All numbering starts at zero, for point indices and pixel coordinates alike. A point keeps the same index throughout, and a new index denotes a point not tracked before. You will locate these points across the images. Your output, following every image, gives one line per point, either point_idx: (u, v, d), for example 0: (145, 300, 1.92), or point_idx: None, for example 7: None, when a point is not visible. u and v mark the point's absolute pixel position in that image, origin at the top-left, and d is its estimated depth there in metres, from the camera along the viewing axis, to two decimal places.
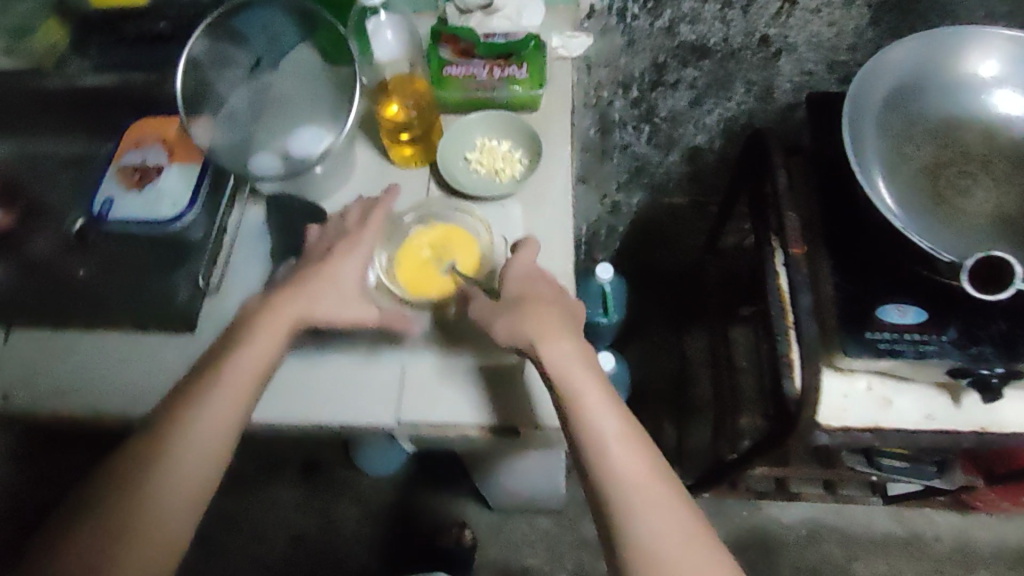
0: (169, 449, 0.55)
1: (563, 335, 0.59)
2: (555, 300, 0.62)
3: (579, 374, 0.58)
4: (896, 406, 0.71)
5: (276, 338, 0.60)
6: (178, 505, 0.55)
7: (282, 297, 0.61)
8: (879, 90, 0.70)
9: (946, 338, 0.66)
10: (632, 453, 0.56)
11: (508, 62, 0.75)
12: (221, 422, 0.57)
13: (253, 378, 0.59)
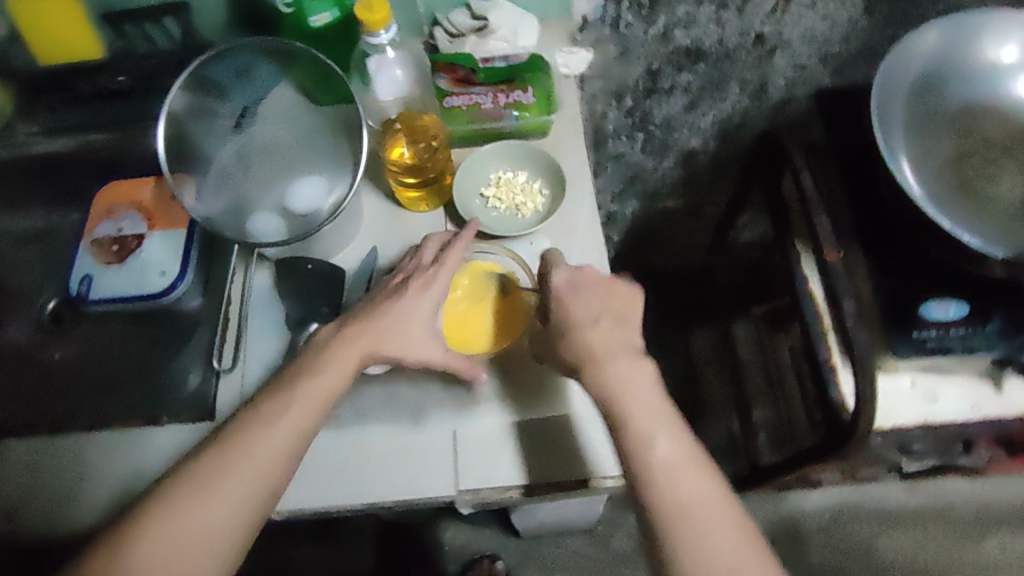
0: (193, 498, 0.48)
1: (607, 356, 0.53)
2: (604, 313, 0.55)
3: (634, 390, 0.51)
4: (942, 399, 0.70)
5: (336, 378, 0.54)
6: (192, 550, 0.47)
7: (338, 340, 0.56)
8: (904, 78, 0.69)
9: (991, 330, 0.64)
10: (687, 481, 0.47)
11: (511, 86, 0.70)
12: (259, 471, 0.49)
13: (306, 423, 0.52)
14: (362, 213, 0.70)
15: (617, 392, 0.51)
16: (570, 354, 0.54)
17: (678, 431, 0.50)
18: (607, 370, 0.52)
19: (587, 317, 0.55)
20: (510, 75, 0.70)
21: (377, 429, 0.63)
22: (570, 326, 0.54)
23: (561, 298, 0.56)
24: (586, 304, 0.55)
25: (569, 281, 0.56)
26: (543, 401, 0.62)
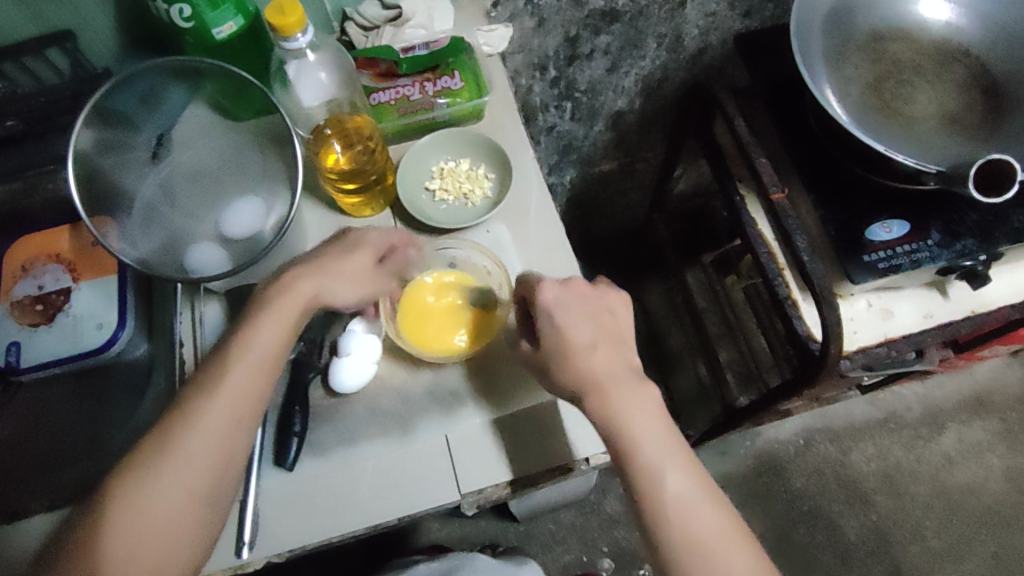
0: (157, 467, 0.50)
1: (610, 386, 0.54)
2: (599, 338, 0.55)
3: (640, 427, 0.54)
4: (897, 314, 0.73)
5: (280, 324, 0.55)
6: (169, 512, 0.50)
7: (273, 300, 0.55)
8: (814, 12, 0.71)
9: (932, 242, 0.68)
10: (700, 516, 0.52)
11: (437, 73, 0.69)
12: (220, 426, 0.52)
13: (258, 374, 0.54)
14: (305, 228, 0.68)
15: (626, 429, 0.53)
16: (575, 383, 0.55)
17: (686, 465, 0.53)
18: (615, 408, 0.54)
19: (585, 339, 0.55)
20: (433, 63, 0.69)
21: (365, 448, 0.61)
22: (568, 348, 0.55)
23: (557, 317, 0.55)
24: (584, 330, 0.55)
25: (562, 298, 0.56)
26: (522, 393, 0.62)
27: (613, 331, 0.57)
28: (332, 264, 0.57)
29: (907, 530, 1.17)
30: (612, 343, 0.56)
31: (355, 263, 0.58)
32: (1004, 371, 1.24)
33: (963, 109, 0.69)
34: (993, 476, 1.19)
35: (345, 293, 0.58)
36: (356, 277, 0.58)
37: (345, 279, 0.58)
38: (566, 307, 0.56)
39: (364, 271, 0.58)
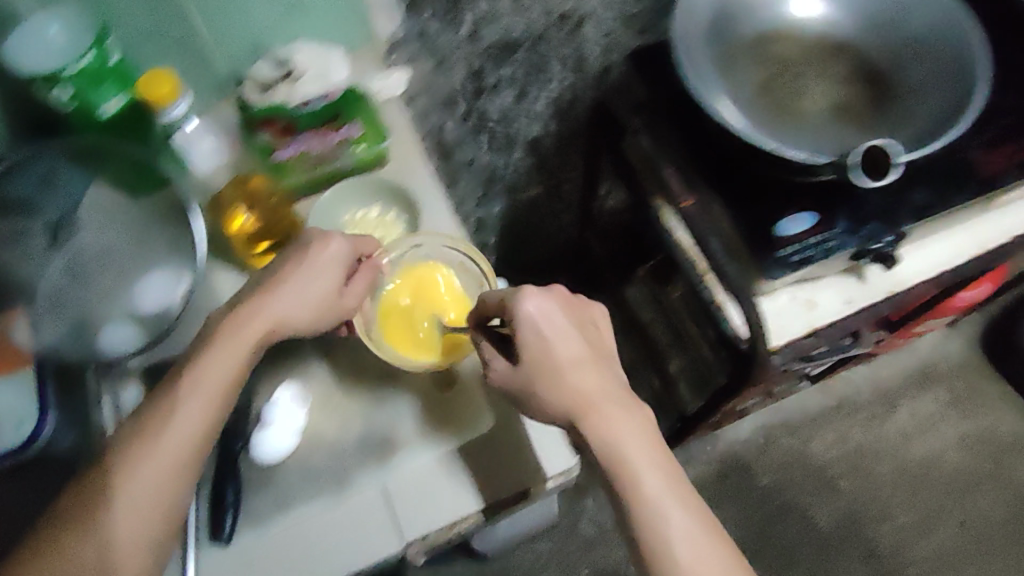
0: (96, 518, 0.48)
1: (598, 405, 0.55)
2: (584, 352, 0.56)
3: (635, 451, 0.53)
4: (820, 303, 0.75)
5: (232, 358, 0.54)
6: (113, 557, 0.48)
7: (230, 331, 0.54)
8: (697, 24, 0.72)
9: (839, 230, 0.70)
10: (702, 549, 0.51)
11: (337, 124, 0.69)
12: (169, 465, 0.50)
13: (208, 412, 0.52)
14: (217, 290, 0.67)
15: (620, 454, 0.53)
16: (564, 405, 0.55)
17: (685, 496, 0.53)
18: (607, 432, 0.54)
19: (575, 354, 0.56)
20: (338, 112, 0.69)
21: (309, 507, 0.59)
22: (560, 365, 0.55)
23: (547, 332, 0.55)
24: (571, 343, 0.56)
25: (548, 304, 0.56)
26: (472, 423, 0.61)
27: (598, 345, 0.58)
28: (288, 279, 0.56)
29: (876, 510, 1.18)
30: (598, 358, 0.57)
31: (315, 280, 0.57)
32: (944, 343, 1.27)
33: (850, 100, 0.72)
34: (949, 446, 1.21)
35: (302, 309, 0.56)
36: (315, 291, 0.57)
37: (301, 300, 0.56)
38: (554, 315, 0.56)
39: (322, 282, 0.57)
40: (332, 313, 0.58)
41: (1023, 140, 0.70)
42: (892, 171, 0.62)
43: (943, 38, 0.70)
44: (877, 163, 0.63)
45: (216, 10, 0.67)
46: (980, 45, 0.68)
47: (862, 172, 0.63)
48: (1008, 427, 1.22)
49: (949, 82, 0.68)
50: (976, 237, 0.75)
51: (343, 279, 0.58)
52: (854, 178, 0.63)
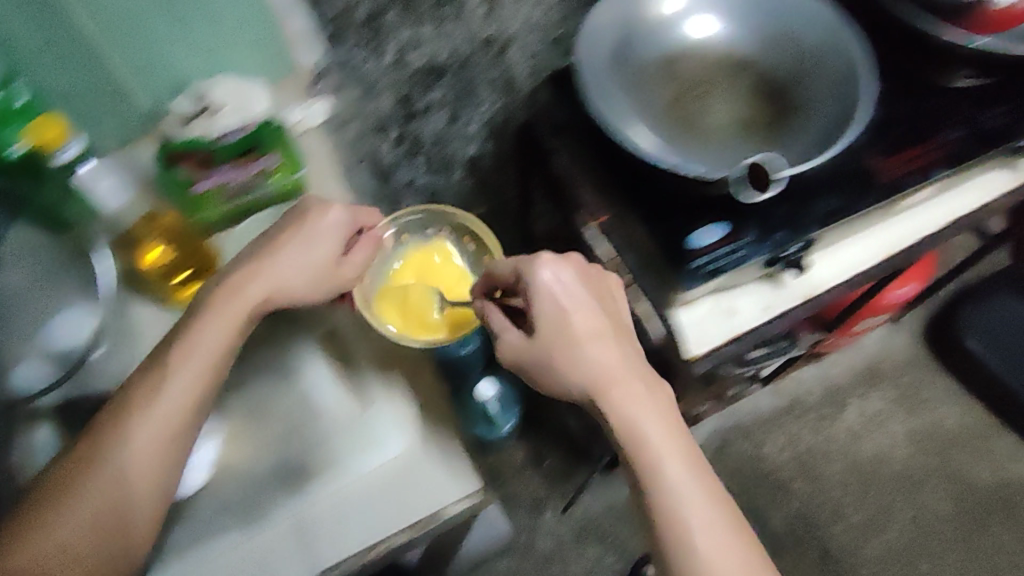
0: (103, 465, 0.52)
1: (616, 381, 0.60)
2: (601, 327, 0.62)
3: (650, 424, 0.58)
4: (739, 310, 0.77)
5: (225, 324, 0.58)
6: (122, 498, 0.51)
7: (236, 288, 0.60)
8: (601, 51, 0.74)
9: (749, 240, 0.71)
10: (707, 517, 0.54)
11: (254, 155, 0.70)
12: (176, 414, 0.54)
13: (201, 377, 0.56)
14: (142, 329, 0.66)
15: (635, 427, 0.58)
16: (581, 376, 0.60)
17: (696, 465, 0.57)
18: (622, 406, 0.59)
19: (593, 329, 0.62)
20: (253, 142, 0.69)
21: (223, 540, 0.57)
22: (576, 340, 0.61)
23: (562, 307, 0.61)
24: (590, 317, 0.62)
25: (566, 282, 0.62)
26: (382, 442, 0.60)
27: (617, 321, 0.64)
28: (285, 246, 0.62)
29: (828, 511, 1.19)
30: (616, 333, 0.63)
31: (317, 245, 0.63)
32: (888, 340, 1.29)
33: (753, 115, 0.75)
34: (897, 444, 1.23)
35: (299, 271, 0.62)
36: (313, 255, 0.63)
37: (297, 262, 0.62)
38: (573, 290, 0.62)
39: (317, 246, 0.63)
40: (335, 273, 0.64)
41: (921, 144, 0.74)
42: (777, 182, 0.65)
43: (831, 53, 0.74)
44: (762, 176, 0.66)
45: (136, 54, 0.70)
46: (861, 63, 0.72)
47: (751, 187, 0.67)
48: (954, 420, 1.24)
49: (841, 95, 0.72)
50: (888, 238, 0.78)
51: (340, 245, 0.64)
52: (744, 194, 0.67)
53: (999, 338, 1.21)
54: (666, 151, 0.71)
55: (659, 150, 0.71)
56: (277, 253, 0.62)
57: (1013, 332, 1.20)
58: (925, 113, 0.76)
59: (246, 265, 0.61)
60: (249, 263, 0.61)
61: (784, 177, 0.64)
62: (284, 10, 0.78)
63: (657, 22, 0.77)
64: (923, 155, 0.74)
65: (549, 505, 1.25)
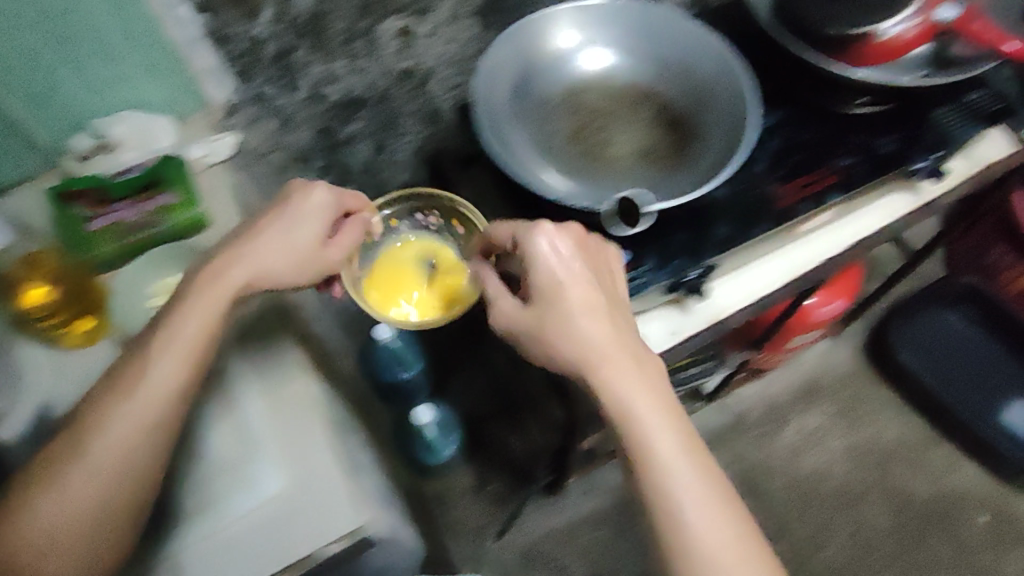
0: (86, 454, 0.52)
1: (610, 357, 0.55)
2: (595, 300, 0.57)
3: (645, 400, 0.54)
4: (646, 335, 0.75)
5: (206, 311, 0.57)
6: (106, 484, 0.52)
7: (218, 273, 0.59)
8: (500, 89, 0.75)
9: (646, 268, 0.73)
10: (698, 497, 0.51)
11: (151, 192, 0.71)
12: (155, 402, 0.54)
13: (182, 366, 0.55)
14: (23, 374, 0.62)
15: (632, 407, 0.53)
16: (572, 352, 0.56)
17: (689, 443, 0.53)
18: (617, 384, 0.54)
19: (581, 299, 0.57)
20: (153, 181, 0.71)
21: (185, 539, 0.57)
22: (566, 311, 0.56)
23: (554, 277, 0.57)
24: (584, 289, 0.57)
25: (560, 253, 0.58)
26: (260, 477, 0.59)
27: (612, 294, 0.59)
28: (268, 229, 0.61)
29: (772, 529, 1.19)
30: (609, 305, 0.58)
31: (301, 226, 0.62)
32: (827, 356, 1.31)
33: (652, 144, 0.76)
34: (836, 459, 1.24)
35: (282, 255, 0.61)
36: (295, 238, 0.62)
37: (280, 246, 0.61)
38: (564, 263, 0.58)
39: (301, 229, 0.62)
40: (324, 254, 0.63)
41: (814, 171, 0.78)
42: (642, 218, 0.66)
43: (722, 86, 0.76)
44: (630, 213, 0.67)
45: (30, 90, 0.72)
46: (751, 95, 0.73)
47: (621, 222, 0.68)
48: (891, 434, 1.25)
49: (731, 127, 0.74)
50: (792, 261, 0.79)
51: (324, 227, 0.63)
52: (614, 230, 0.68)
53: (928, 351, 1.22)
54: (565, 185, 0.72)
55: (559, 186, 0.72)
56: (260, 237, 0.61)
57: (941, 346, 1.22)
58: (818, 141, 0.80)
59: (227, 250, 0.61)
60: (231, 248, 0.61)
61: (649, 213, 0.65)
62: (188, 47, 0.77)
63: (556, 55, 0.78)
64: (813, 184, 0.77)
65: (489, 531, 1.23)
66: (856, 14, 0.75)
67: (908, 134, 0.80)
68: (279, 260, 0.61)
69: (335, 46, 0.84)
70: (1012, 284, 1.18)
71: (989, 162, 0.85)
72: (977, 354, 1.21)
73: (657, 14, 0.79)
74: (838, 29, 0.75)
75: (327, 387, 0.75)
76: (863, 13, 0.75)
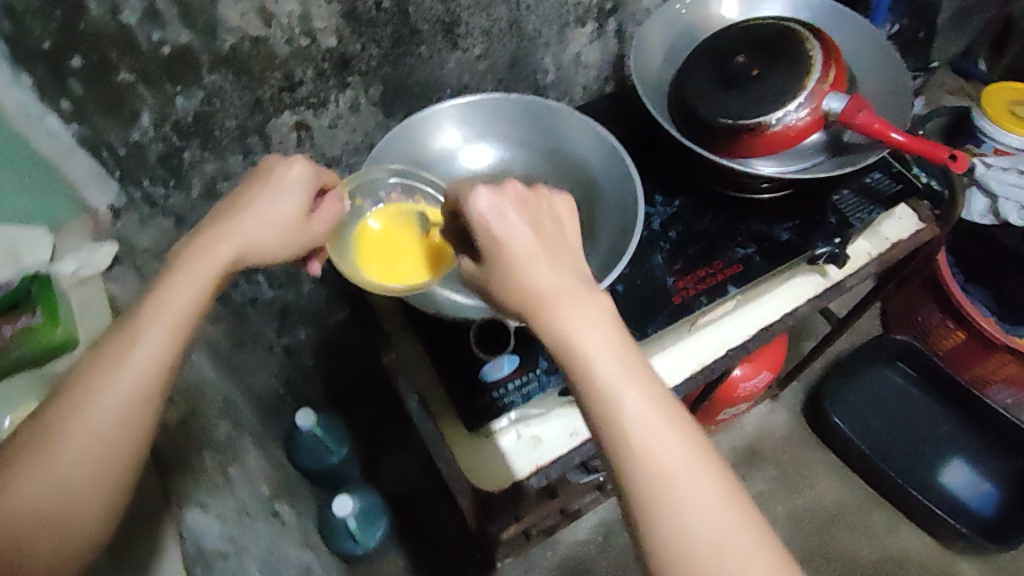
0: (62, 436, 0.45)
1: (564, 300, 0.47)
2: (539, 247, 0.49)
3: (601, 339, 0.46)
4: (544, 439, 0.74)
5: (198, 277, 0.52)
6: (78, 472, 0.45)
7: (197, 244, 0.55)
8: None
9: (541, 371, 0.72)
10: (667, 450, 0.43)
11: (16, 314, 0.69)
12: (138, 375, 0.47)
13: (171, 336, 0.49)
14: None
15: (583, 355, 0.45)
16: (516, 299, 0.48)
17: (651, 384, 0.45)
18: (569, 328, 0.46)
19: (526, 245, 0.49)
20: (20, 300, 0.71)
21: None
22: (506, 253, 0.48)
23: (495, 224, 0.49)
24: (527, 236, 0.49)
25: (498, 201, 0.49)
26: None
27: (559, 239, 0.50)
28: (257, 200, 0.58)
29: None
30: (558, 250, 0.50)
31: (281, 201, 0.59)
32: (768, 419, 1.26)
33: None
34: (780, 523, 1.18)
35: (272, 229, 0.58)
36: (283, 212, 0.58)
37: (271, 220, 0.58)
38: (505, 211, 0.49)
39: (291, 203, 0.59)
40: (304, 231, 0.60)
41: (710, 263, 0.77)
42: (503, 352, 0.73)
43: (610, 181, 0.76)
44: (495, 341, 0.73)
45: None
46: (637, 195, 0.72)
47: (478, 342, 0.73)
48: (834, 496, 1.20)
49: (618, 227, 0.72)
50: (697, 352, 0.78)
51: (308, 202, 0.60)
52: (470, 347, 0.73)
53: (863, 414, 1.20)
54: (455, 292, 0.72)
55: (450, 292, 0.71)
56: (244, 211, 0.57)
57: (879, 407, 1.20)
58: (714, 231, 0.79)
59: (208, 225, 0.57)
60: (214, 222, 0.57)
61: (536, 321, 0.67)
62: (61, 155, 0.75)
63: (445, 149, 0.78)
64: (710, 277, 0.76)
65: None
66: (744, 107, 0.74)
67: (805, 220, 0.80)
68: (261, 233, 0.57)
69: (226, 144, 0.83)
70: (943, 341, 1.16)
71: (891, 243, 0.84)
72: (916, 414, 1.19)
73: (545, 108, 0.78)
74: (727, 121, 0.75)
75: (200, 513, 0.70)
76: (751, 106, 0.74)
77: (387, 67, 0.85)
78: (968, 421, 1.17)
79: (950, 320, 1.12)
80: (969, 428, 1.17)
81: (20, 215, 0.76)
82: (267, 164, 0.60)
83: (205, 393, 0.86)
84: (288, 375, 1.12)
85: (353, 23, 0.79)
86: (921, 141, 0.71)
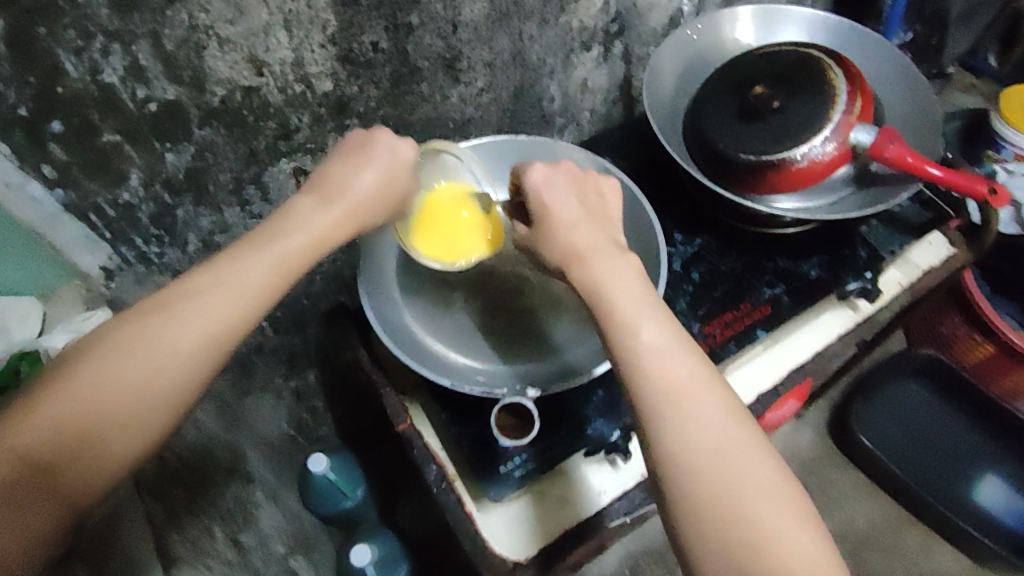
0: (151, 349, 0.47)
1: (599, 256, 0.55)
2: (581, 216, 0.58)
3: (624, 282, 0.54)
4: (570, 500, 0.71)
5: (307, 233, 0.53)
6: (150, 388, 0.47)
7: (311, 206, 0.55)
8: (384, 259, 0.72)
9: (564, 432, 0.69)
10: (673, 362, 0.50)
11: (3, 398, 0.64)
12: (231, 312, 0.49)
13: (268, 281, 0.51)
14: None
15: (608, 293, 0.53)
16: (557, 257, 0.56)
17: (662, 317, 0.53)
18: (595, 276, 0.54)
19: (570, 216, 0.58)
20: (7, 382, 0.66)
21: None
22: (553, 221, 0.57)
23: (545, 195, 0.58)
24: (570, 208, 0.58)
25: (552, 177, 0.59)
26: None
27: (598, 212, 0.60)
28: (363, 174, 0.58)
29: None
30: (597, 220, 0.58)
31: (387, 176, 0.59)
32: (793, 439, 1.23)
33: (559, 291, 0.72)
34: None
35: (376, 204, 0.58)
36: (387, 189, 0.59)
37: (372, 202, 0.57)
38: (553, 184, 0.59)
39: (397, 183, 0.60)
40: (392, 204, 0.60)
41: (736, 306, 0.73)
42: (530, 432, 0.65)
43: (625, 217, 0.73)
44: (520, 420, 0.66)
45: None
46: (659, 238, 0.69)
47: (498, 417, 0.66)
48: (864, 519, 1.17)
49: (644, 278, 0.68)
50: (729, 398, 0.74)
51: (403, 177, 0.60)
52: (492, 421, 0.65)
53: (890, 429, 1.16)
54: (464, 359, 0.69)
55: (460, 358, 0.68)
56: (352, 183, 0.57)
57: (908, 420, 1.16)
58: (741, 271, 0.75)
59: (321, 187, 0.57)
60: (326, 184, 0.57)
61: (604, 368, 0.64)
62: (46, 224, 0.70)
63: None
64: (737, 321, 0.72)
65: None
66: (766, 142, 0.70)
67: (834, 254, 0.76)
68: (361, 205, 0.57)
69: (222, 197, 0.79)
70: (969, 354, 1.13)
71: (926, 270, 0.80)
72: (944, 428, 1.15)
73: (558, 148, 0.76)
74: (749, 158, 0.71)
75: None
76: (773, 141, 0.70)
77: (387, 106, 0.81)
78: (998, 435, 1.13)
79: (977, 332, 1.08)
80: (997, 441, 1.13)
81: (9, 284, 0.74)
82: (378, 136, 0.59)
83: (214, 458, 0.82)
84: (298, 420, 1.08)
85: (349, 66, 0.74)
86: (959, 176, 0.69)
